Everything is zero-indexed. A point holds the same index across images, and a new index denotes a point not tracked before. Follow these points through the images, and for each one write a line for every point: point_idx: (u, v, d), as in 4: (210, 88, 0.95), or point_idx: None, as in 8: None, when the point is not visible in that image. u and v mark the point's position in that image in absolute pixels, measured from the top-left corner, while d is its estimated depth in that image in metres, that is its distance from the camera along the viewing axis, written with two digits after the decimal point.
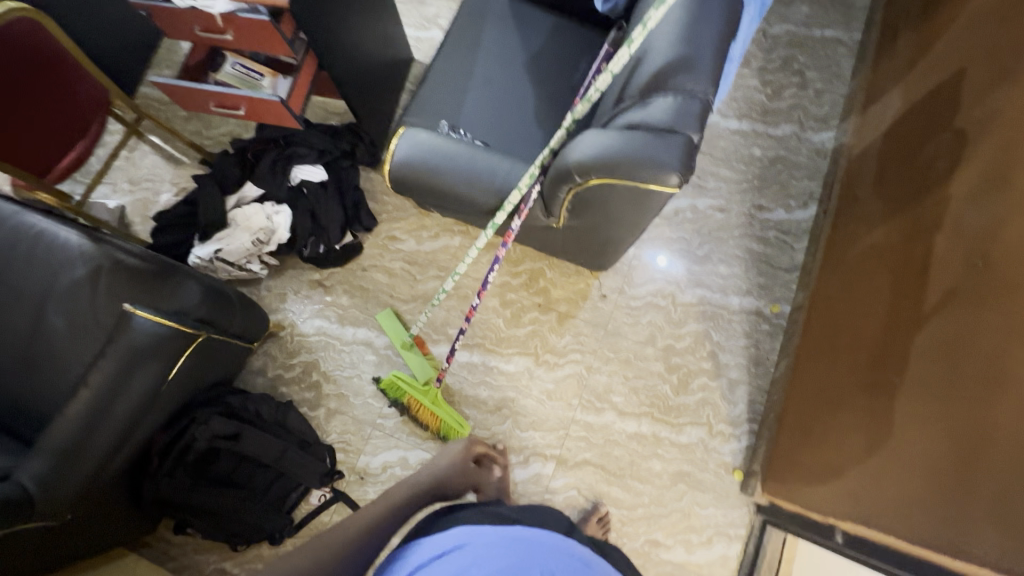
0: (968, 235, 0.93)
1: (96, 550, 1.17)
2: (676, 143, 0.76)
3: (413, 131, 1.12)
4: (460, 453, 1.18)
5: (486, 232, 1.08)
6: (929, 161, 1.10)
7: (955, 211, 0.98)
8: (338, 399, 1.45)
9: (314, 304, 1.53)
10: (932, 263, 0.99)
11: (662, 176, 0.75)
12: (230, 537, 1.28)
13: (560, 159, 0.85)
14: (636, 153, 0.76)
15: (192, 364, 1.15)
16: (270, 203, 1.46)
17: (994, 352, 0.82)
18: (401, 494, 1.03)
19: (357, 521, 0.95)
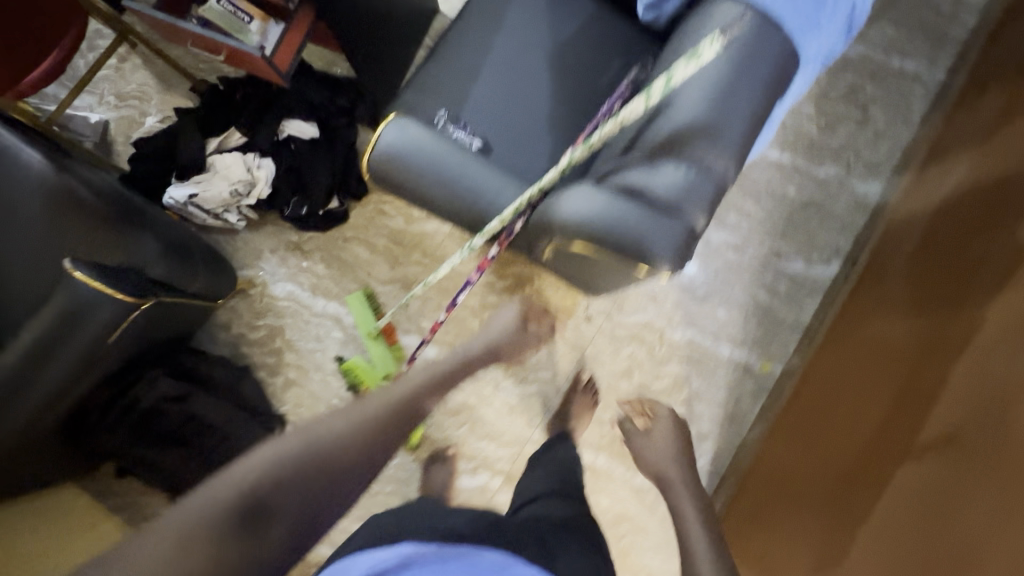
0: (986, 377, 0.86)
1: (46, 486, 1.19)
2: (674, 224, 0.65)
3: (400, 121, 0.99)
4: (515, 319, 1.27)
5: (460, 253, 0.99)
6: (975, 267, 1.00)
7: (982, 342, 0.89)
8: (298, 370, 1.41)
9: (289, 266, 1.45)
10: (939, 393, 0.92)
11: (649, 265, 0.65)
12: (171, 488, 1.27)
13: (545, 208, 0.74)
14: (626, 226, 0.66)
15: (141, 329, 1.07)
16: (253, 154, 1.35)
17: (970, 523, 0.78)
18: (437, 390, 0.90)
19: (399, 394, 0.80)
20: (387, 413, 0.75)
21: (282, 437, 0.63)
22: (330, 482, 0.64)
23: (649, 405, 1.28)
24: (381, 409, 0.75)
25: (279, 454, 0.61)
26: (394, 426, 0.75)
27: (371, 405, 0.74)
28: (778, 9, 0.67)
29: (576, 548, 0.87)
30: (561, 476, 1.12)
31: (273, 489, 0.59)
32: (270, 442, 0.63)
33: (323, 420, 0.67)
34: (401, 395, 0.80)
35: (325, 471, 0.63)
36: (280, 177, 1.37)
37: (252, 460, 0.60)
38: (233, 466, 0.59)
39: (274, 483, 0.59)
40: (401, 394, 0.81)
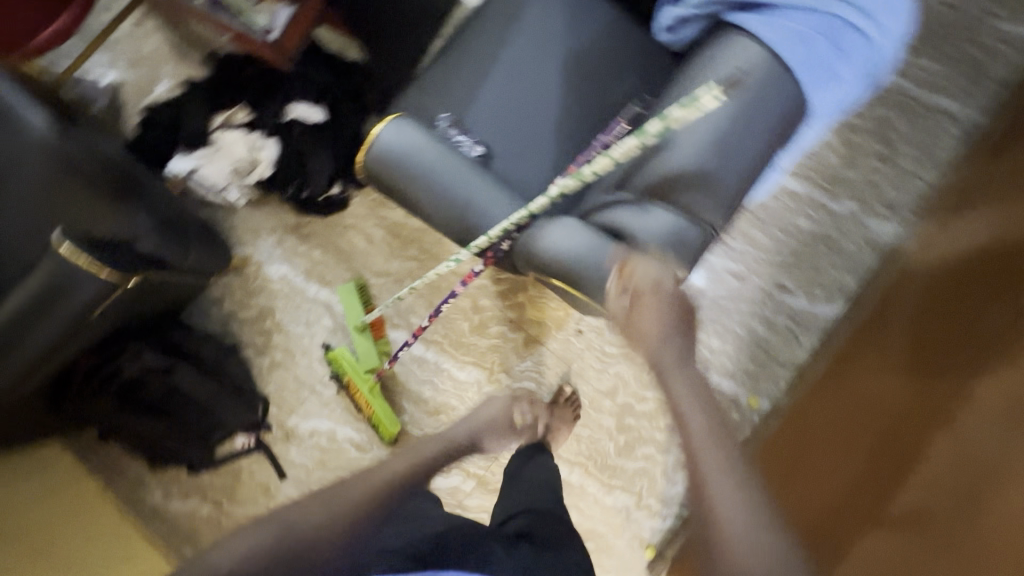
0: (974, 462, 0.94)
1: (32, 441, 1.23)
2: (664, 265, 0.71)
3: (398, 122, 0.97)
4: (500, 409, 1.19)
5: (444, 264, 1.00)
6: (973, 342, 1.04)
7: (972, 427, 0.97)
8: (285, 353, 1.42)
9: (286, 248, 1.45)
10: (923, 466, 0.99)
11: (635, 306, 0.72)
12: (151, 455, 1.31)
13: (535, 239, 0.75)
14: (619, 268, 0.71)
15: (127, 300, 1.08)
16: (256, 133, 1.34)
17: None
18: (412, 479, 0.97)
19: (374, 472, 0.93)
20: (363, 490, 0.88)
21: (261, 520, 0.80)
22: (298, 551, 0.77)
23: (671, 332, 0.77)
24: (354, 484, 0.89)
25: (254, 534, 0.77)
26: (360, 512, 0.86)
27: (346, 486, 0.88)
28: (794, 57, 0.72)
29: (549, 564, 0.91)
30: (534, 475, 1.12)
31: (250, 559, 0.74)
32: (247, 532, 0.77)
33: (298, 504, 0.83)
34: (375, 471, 0.94)
35: (290, 558, 0.76)
36: (284, 158, 1.36)
37: (233, 539, 0.76)
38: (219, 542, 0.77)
39: (248, 555, 0.75)
40: (382, 474, 0.94)
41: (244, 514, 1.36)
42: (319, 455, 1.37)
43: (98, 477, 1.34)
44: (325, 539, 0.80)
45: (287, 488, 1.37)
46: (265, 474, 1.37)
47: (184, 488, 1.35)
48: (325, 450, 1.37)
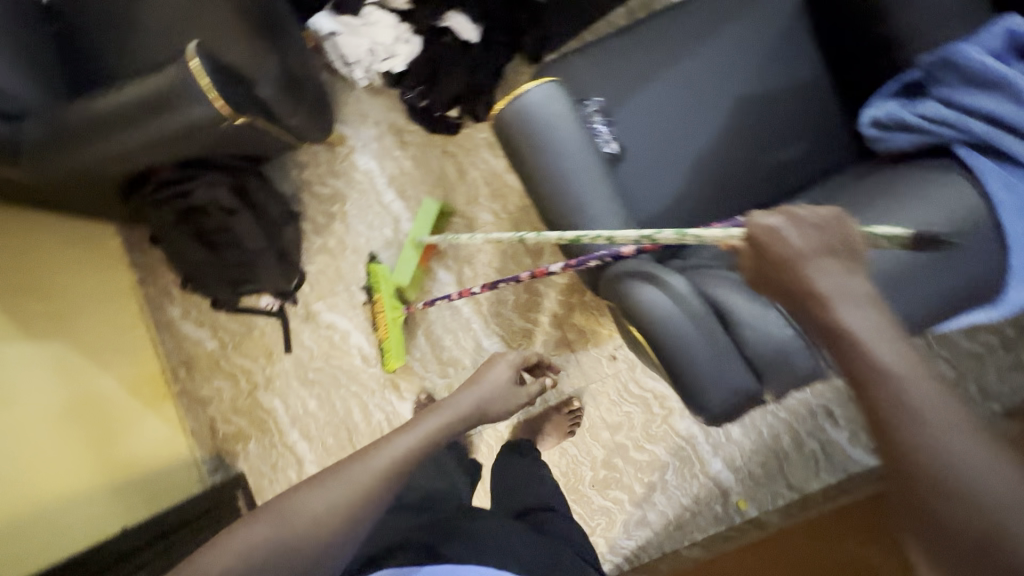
0: None
1: (95, 219, 1.29)
2: (841, 263, 0.56)
3: (552, 88, 0.90)
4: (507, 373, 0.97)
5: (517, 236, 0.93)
6: None
7: None
8: (337, 244, 1.43)
9: (382, 147, 1.43)
10: None
11: (698, 407, 0.64)
12: (186, 277, 1.35)
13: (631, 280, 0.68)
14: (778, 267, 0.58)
15: (221, 134, 1.07)
16: (406, 27, 1.29)
17: None
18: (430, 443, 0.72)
19: (395, 437, 0.69)
20: (389, 461, 0.66)
21: (269, 506, 0.61)
22: (321, 547, 0.59)
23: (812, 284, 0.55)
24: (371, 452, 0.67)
25: (270, 529, 0.59)
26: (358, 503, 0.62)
27: (344, 466, 0.64)
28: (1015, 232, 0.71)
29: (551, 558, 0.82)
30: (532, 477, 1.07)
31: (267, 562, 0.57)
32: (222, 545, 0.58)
33: (310, 484, 0.62)
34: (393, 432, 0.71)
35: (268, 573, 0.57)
36: (420, 63, 1.31)
37: (242, 533, 0.59)
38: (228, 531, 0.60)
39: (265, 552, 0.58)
40: (405, 440, 0.69)
41: (242, 365, 1.41)
42: (327, 348, 1.41)
43: (134, 271, 1.40)
44: (350, 529, 0.61)
45: (287, 363, 1.42)
46: (274, 340, 1.42)
47: (202, 317, 1.42)
48: (333, 347, 1.40)
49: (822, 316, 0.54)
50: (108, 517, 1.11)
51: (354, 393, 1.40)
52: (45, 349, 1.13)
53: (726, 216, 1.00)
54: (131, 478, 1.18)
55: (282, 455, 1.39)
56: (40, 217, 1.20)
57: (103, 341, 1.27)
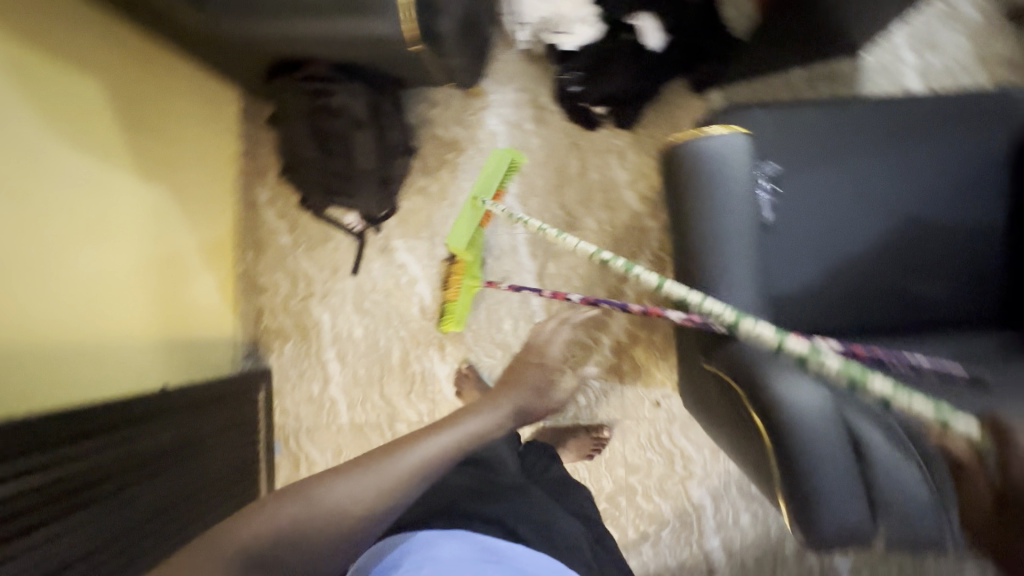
0: None
1: (229, 81, 1.28)
2: None
3: (741, 141, 0.87)
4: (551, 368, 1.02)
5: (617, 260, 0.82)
6: None
7: None
8: (437, 191, 1.42)
9: (516, 116, 1.41)
10: None
11: (807, 532, 0.65)
12: (289, 168, 1.35)
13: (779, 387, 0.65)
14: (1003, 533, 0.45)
15: (389, 50, 1.05)
16: (592, 10, 1.23)
17: None
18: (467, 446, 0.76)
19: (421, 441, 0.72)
20: (418, 461, 0.69)
21: (300, 486, 0.64)
22: (351, 531, 0.63)
23: None
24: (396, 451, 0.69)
25: (300, 508, 0.61)
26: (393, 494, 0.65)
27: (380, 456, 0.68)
28: None
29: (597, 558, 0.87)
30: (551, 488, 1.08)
31: (295, 538, 0.60)
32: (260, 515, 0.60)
33: (340, 473, 0.65)
34: (417, 435, 0.73)
35: (299, 547, 0.60)
36: (590, 52, 1.27)
37: (282, 505, 0.61)
38: (263, 502, 0.62)
39: (295, 528, 0.60)
40: (440, 441, 0.73)
41: (306, 270, 1.42)
42: (391, 285, 1.41)
43: (238, 142, 1.39)
44: (373, 519, 0.64)
45: (349, 284, 1.42)
46: (345, 258, 1.42)
47: (285, 210, 1.42)
48: (397, 286, 1.40)
49: None
50: (154, 370, 1.11)
51: (401, 336, 1.40)
52: (149, 187, 1.12)
53: (850, 326, 0.96)
54: (180, 339, 1.18)
55: (313, 366, 1.41)
56: (183, 62, 1.19)
57: (198, 199, 1.27)
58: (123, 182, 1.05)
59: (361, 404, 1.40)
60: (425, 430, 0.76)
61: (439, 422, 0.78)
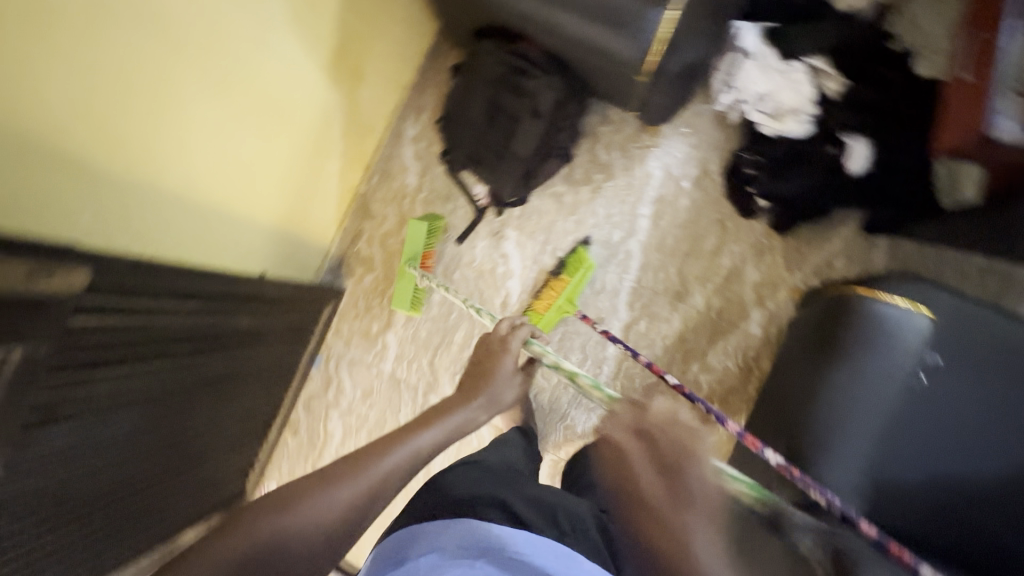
0: None
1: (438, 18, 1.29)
2: (659, 466, 0.63)
3: (923, 326, 0.81)
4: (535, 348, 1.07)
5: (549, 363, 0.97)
6: None
7: None
8: (570, 204, 1.40)
9: (678, 170, 1.37)
10: None
11: None
12: (448, 120, 1.34)
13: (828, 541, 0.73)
14: (622, 469, 0.65)
15: (607, 66, 1.03)
16: (809, 108, 1.20)
17: None
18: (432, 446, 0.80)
19: (395, 448, 0.76)
20: (390, 468, 0.74)
21: (275, 498, 0.67)
22: (340, 535, 0.68)
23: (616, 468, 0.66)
24: (371, 461, 0.73)
25: (278, 519, 0.65)
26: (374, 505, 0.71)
27: (351, 465, 0.72)
28: None
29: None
30: None
31: (282, 545, 0.65)
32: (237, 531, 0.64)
33: (315, 485, 0.69)
34: (390, 440, 0.78)
35: (287, 556, 0.65)
36: (787, 145, 1.23)
37: (262, 518, 0.65)
38: (243, 517, 0.66)
39: (277, 536, 0.65)
40: (408, 449, 0.77)
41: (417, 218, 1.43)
42: (486, 268, 1.41)
43: (415, 73, 1.40)
44: (356, 524, 0.69)
45: (448, 249, 1.43)
46: (457, 224, 1.42)
47: (425, 155, 1.42)
48: (491, 272, 1.40)
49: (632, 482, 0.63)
50: (260, 254, 1.14)
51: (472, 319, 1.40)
52: (329, 90, 1.14)
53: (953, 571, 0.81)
54: (289, 235, 1.21)
55: (381, 305, 1.43)
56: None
57: (360, 114, 1.28)
58: (312, 74, 1.07)
59: (407, 360, 1.42)
60: (395, 434, 0.79)
61: (404, 429, 0.81)
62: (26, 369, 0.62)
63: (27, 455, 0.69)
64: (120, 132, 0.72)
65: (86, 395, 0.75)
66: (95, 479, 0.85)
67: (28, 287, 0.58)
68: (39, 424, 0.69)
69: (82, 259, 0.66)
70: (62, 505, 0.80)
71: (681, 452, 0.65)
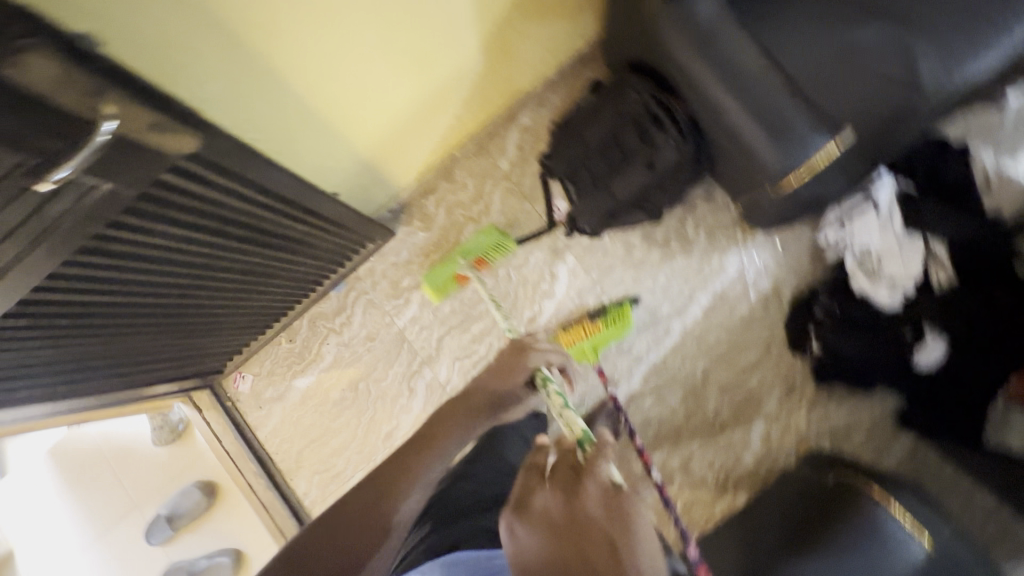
0: None
1: (603, 33, 1.27)
2: (579, 527, 0.55)
3: (920, 555, 0.83)
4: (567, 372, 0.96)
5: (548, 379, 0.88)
6: None
7: None
8: (637, 259, 1.38)
9: (752, 278, 1.35)
10: None
11: None
12: (563, 129, 1.32)
13: None
14: (548, 540, 0.55)
15: (741, 165, 1.01)
16: (906, 285, 1.16)
17: None
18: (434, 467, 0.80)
19: (394, 489, 0.77)
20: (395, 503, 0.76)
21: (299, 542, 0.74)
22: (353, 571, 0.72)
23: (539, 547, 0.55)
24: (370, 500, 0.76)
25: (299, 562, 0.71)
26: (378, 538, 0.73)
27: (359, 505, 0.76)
28: None
29: None
30: None
31: None
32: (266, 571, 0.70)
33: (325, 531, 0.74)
34: (387, 479, 0.78)
35: None
36: (865, 309, 1.20)
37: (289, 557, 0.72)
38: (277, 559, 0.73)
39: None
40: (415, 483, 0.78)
41: (490, 203, 1.43)
42: (530, 279, 1.40)
43: (556, 71, 1.38)
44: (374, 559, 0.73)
45: None
46: (524, 225, 1.42)
47: (527, 149, 1.41)
48: (533, 285, 1.40)
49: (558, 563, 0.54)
50: (343, 175, 1.15)
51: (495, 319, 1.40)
52: (476, 57, 1.13)
53: None
54: (375, 169, 1.22)
55: (421, 265, 1.44)
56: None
57: (491, 88, 1.27)
58: (466, 38, 1.06)
59: (420, 326, 1.43)
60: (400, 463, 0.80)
61: (409, 455, 0.81)
62: (102, 203, 0.63)
63: (73, 271, 0.72)
64: (280, 23, 0.73)
65: (141, 243, 0.77)
66: (113, 312, 0.88)
67: (142, 138, 0.59)
68: (87, 251, 0.71)
69: (197, 126, 0.67)
70: (75, 322, 0.84)
71: (601, 496, 0.58)
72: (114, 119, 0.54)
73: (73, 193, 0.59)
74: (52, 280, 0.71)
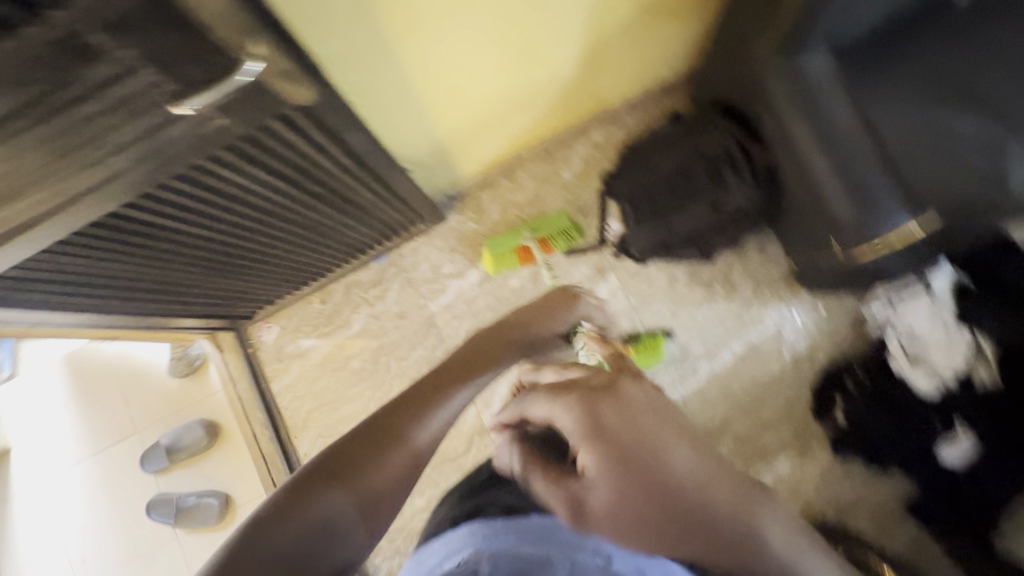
0: None
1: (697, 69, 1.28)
2: (628, 405, 0.54)
3: None
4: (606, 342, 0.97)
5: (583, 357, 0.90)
6: None
7: None
8: (679, 293, 1.39)
9: (788, 336, 1.35)
10: None
11: None
12: (635, 152, 1.33)
13: None
14: (601, 420, 0.53)
15: (817, 225, 1.02)
16: (945, 376, 1.12)
17: None
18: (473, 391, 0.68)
19: (435, 407, 0.62)
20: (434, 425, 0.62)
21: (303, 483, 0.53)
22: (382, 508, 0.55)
23: (594, 426, 0.53)
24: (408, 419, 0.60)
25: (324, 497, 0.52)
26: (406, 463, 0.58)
27: (394, 424, 0.60)
28: None
29: None
30: None
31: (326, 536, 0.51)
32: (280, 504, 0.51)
33: (356, 459, 0.55)
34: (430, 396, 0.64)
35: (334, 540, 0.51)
36: (899, 392, 1.19)
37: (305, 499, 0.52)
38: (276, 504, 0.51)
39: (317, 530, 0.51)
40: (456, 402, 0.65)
41: (546, 208, 1.43)
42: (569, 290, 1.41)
43: (639, 95, 1.39)
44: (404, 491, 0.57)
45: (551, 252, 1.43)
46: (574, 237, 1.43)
47: (594, 165, 1.42)
48: None
49: (614, 438, 0.52)
50: (419, 154, 1.17)
51: None
52: (573, 68, 1.15)
53: None
54: (449, 154, 1.24)
55: (465, 254, 1.45)
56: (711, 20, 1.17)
57: (576, 100, 1.29)
58: (569, 48, 1.08)
59: (451, 313, 1.44)
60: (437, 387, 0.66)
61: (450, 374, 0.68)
62: (213, 135, 0.65)
63: (162, 195, 0.74)
64: None
65: (229, 179, 0.78)
66: (179, 240, 0.89)
67: (270, 81, 0.61)
68: (181, 179, 0.72)
69: (317, 80, 0.68)
70: (143, 242, 0.85)
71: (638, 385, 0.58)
72: (258, 59, 0.55)
73: (190, 120, 0.61)
74: (144, 200, 0.73)
